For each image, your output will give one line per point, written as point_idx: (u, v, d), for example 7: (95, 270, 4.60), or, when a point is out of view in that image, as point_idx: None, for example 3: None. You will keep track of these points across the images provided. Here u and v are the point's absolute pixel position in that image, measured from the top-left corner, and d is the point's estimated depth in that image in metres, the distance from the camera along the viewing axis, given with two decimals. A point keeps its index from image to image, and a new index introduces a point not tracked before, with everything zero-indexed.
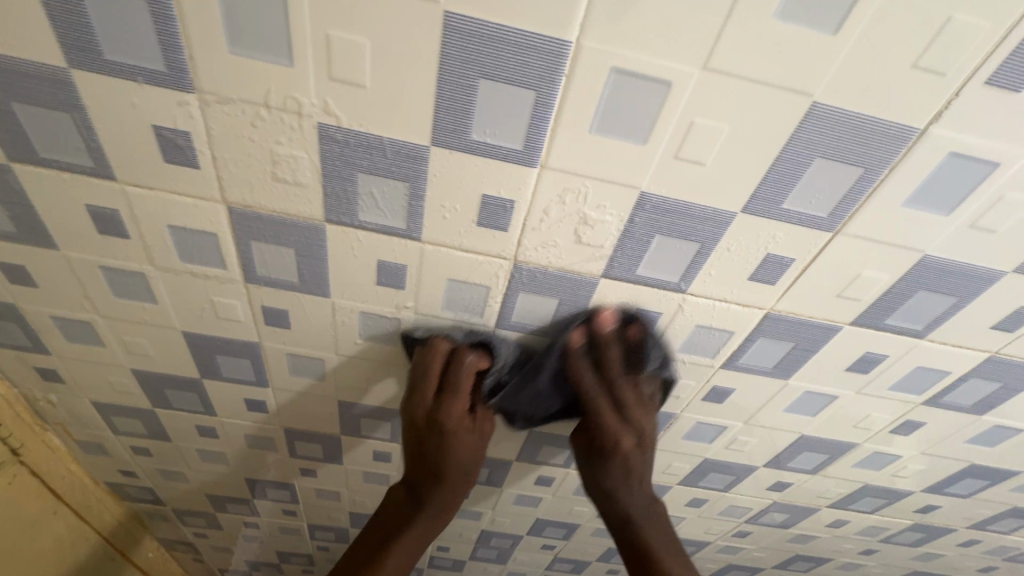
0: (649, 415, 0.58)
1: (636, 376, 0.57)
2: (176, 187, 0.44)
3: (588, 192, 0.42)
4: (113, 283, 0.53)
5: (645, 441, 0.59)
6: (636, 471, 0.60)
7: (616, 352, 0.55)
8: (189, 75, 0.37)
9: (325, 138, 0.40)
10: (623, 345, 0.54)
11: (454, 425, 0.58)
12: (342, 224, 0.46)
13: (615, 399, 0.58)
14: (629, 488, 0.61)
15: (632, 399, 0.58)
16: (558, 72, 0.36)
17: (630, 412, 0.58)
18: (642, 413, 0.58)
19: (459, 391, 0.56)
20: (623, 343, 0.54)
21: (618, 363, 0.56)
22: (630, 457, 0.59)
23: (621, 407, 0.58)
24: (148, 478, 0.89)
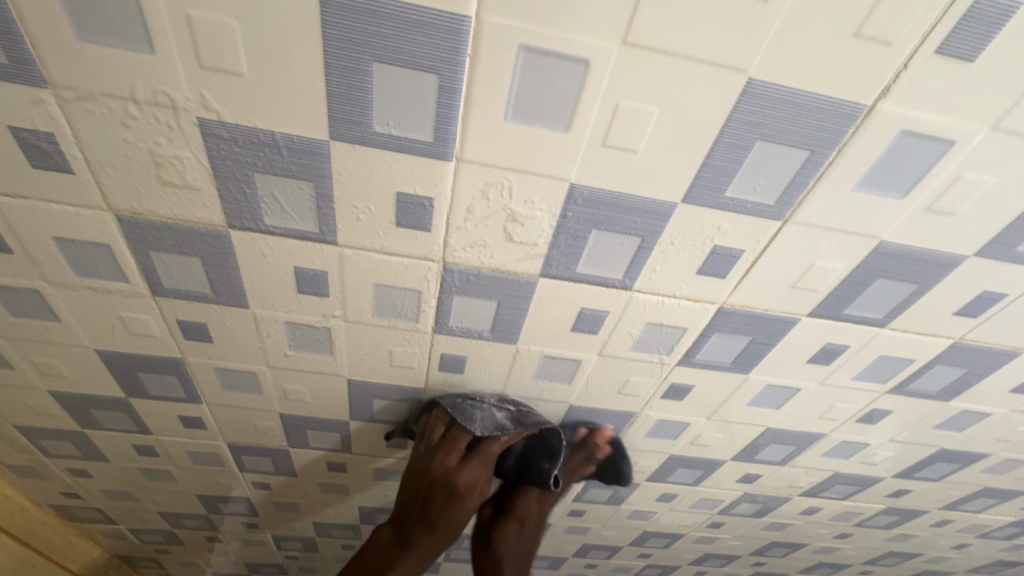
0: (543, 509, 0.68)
1: (574, 474, 0.67)
2: (51, 194, 0.39)
3: (512, 186, 0.38)
4: (6, 302, 0.48)
5: (538, 521, 0.67)
6: (528, 525, 0.66)
7: (580, 455, 0.65)
8: (36, 67, 0.32)
9: (208, 136, 0.35)
10: (591, 459, 0.66)
11: (474, 487, 0.54)
12: (247, 230, 0.42)
13: (542, 493, 0.67)
14: (524, 520, 0.66)
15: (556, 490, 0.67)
16: (460, 52, 0.31)
17: (545, 495, 0.67)
18: (554, 497, 0.68)
19: (487, 456, 0.56)
20: (590, 454, 0.65)
21: (570, 470, 0.66)
22: (523, 525, 0.65)
23: (534, 494, 0.66)
24: (93, 498, 0.84)
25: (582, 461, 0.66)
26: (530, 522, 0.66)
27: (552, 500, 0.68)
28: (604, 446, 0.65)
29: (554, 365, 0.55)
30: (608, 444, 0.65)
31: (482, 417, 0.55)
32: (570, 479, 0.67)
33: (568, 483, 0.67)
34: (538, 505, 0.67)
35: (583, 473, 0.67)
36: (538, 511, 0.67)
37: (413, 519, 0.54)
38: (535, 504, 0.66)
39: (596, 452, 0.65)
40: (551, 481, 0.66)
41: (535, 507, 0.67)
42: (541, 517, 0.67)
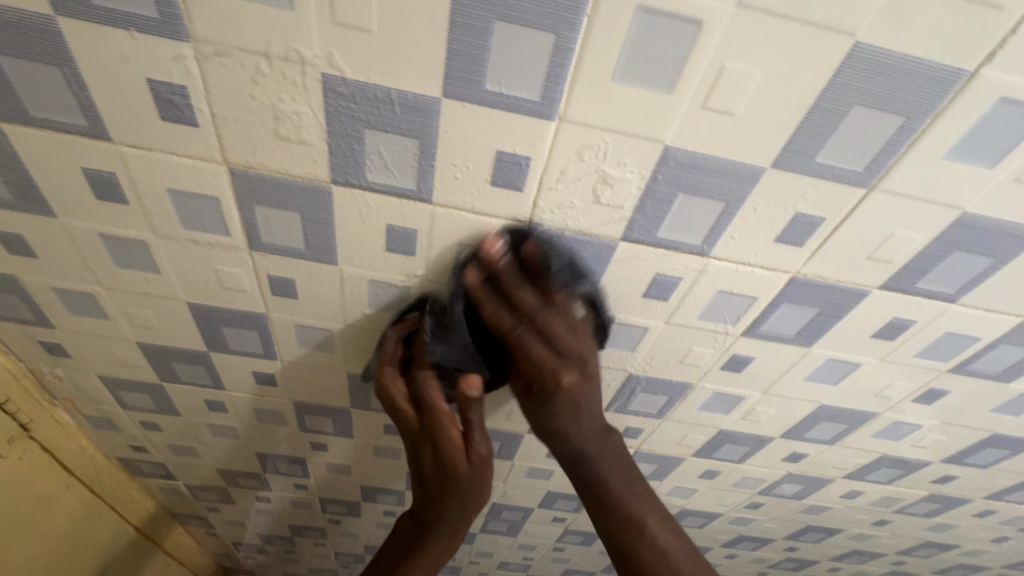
0: (584, 344, 0.53)
1: (556, 303, 0.50)
2: (174, 147, 0.42)
3: (608, 148, 0.40)
4: (115, 253, 0.52)
5: (587, 370, 0.54)
6: (582, 381, 0.54)
7: (527, 294, 0.49)
8: (184, 21, 0.35)
9: (329, 91, 0.38)
10: (537, 281, 0.49)
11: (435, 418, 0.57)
12: (348, 186, 0.44)
13: (539, 326, 0.51)
14: (583, 432, 0.57)
15: (540, 322, 0.51)
16: (579, 12, 0.33)
17: (528, 342, 0.51)
18: (549, 356, 0.52)
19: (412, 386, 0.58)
20: (537, 275, 0.48)
21: (534, 296, 0.50)
22: (561, 405, 0.55)
23: (546, 365, 0.52)
24: (158, 453, 0.89)
25: (540, 287, 0.49)
26: (584, 358, 0.53)
27: (568, 337, 0.52)
28: (504, 261, 0.47)
29: (620, 331, 0.57)
30: (508, 236, 0.47)
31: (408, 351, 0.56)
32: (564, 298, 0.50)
33: (564, 330, 0.51)
34: (571, 384, 0.54)
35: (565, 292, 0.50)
36: (576, 387, 0.54)
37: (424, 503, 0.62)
38: (562, 345, 0.52)
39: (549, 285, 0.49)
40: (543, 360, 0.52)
41: (571, 374, 0.53)
42: (575, 340, 0.52)
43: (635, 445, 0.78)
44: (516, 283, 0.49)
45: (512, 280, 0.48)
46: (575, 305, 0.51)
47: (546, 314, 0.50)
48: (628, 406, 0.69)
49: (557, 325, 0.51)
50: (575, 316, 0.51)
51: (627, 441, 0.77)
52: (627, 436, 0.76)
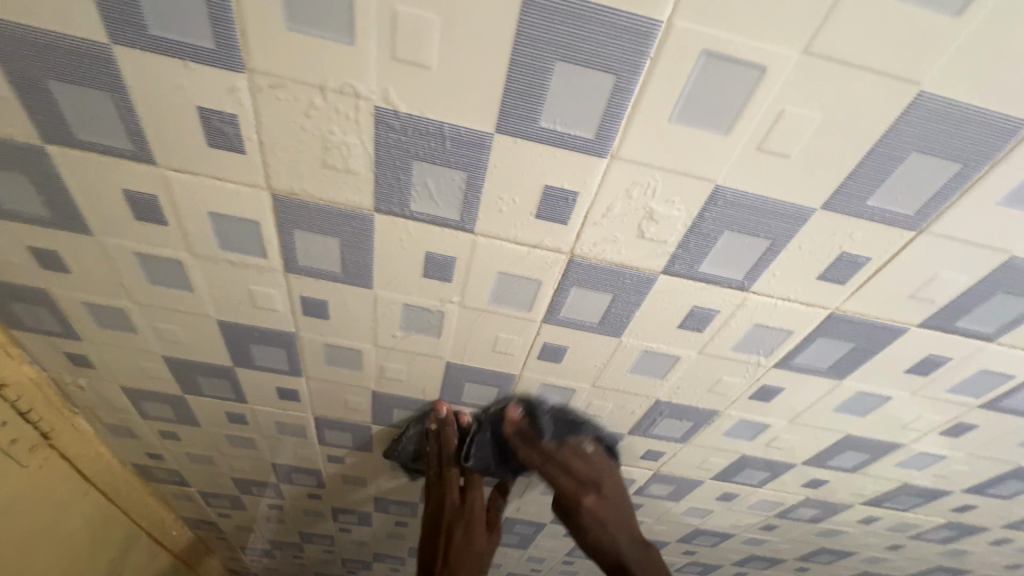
0: (601, 468, 0.67)
1: (575, 441, 0.67)
2: (219, 172, 0.42)
3: (657, 186, 0.40)
4: (149, 271, 0.51)
5: (604, 492, 0.65)
6: (602, 501, 0.64)
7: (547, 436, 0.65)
8: (240, 52, 0.34)
9: (381, 124, 0.37)
10: (555, 443, 0.65)
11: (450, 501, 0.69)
12: (391, 214, 0.44)
13: (563, 472, 0.65)
14: (603, 533, 0.62)
15: (562, 457, 0.65)
16: (643, 55, 0.33)
17: (552, 471, 0.65)
18: (571, 481, 0.65)
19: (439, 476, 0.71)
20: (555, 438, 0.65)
21: (552, 442, 0.65)
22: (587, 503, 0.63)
23: (569, 489, 0.64)
24: (174, 460, 0.89)
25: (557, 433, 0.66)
26: (600, 484, 0.65)
27: (586, 467, 0.66)
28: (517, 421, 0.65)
29: (651, 359, 0.57)
30: (522, 404, 0.65)
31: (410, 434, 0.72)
32: (564, 453, 0.66)
33: (583, 469, 0.66)
34: (590, 509, 0.63)
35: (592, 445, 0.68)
36: (592, 510, 0.63)
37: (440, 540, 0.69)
38: (585, 474, 0.65)
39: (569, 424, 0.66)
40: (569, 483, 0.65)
41: (592, 497, 0.64)
42: (593, 470, 0.66)
43: (654, 467, 0.77)
44: (534, 431, 0.65)
45: (527, 435, 0.65)
46: (583, 445, 0.67)
47: (564, 447, 0.66)
48: (652, 431, 0.69)
49: (574, 459, 0.66)
50: (585, 466, 0.66)
51: (647, 463, 0.76)
52: (648, 458, 0.76)
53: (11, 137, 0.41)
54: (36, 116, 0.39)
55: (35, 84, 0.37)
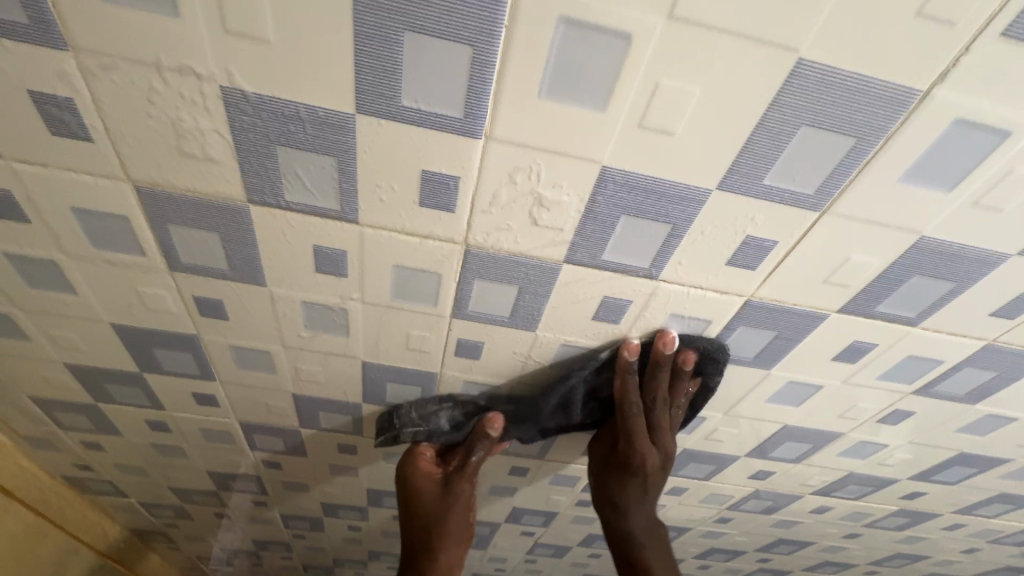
0: (666, 443, 0.60)
1: (675, 398, 0.57)
2: (71, 163, 0.38)
3: (540, 170, 0.37)
4: (25, 273, 0.48)
5: (667, 465, 0.61)
6: (660, 473, 0.62)
7: (640, 419, 0.57)
8: (58, 28, 0.31)
9: (232, 107, 0.34)
10: (665, 393, 0.56)
11: (437, 516, 0.62)
12: (267, 206, 0.41)
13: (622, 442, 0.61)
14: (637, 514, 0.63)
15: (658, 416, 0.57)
16: (496, 24, 0.30)
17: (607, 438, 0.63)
18: (661, 455, 0.60)
19: (422, 482, 0.62)
20: (661, 392, 0.56)
21: (657, 394, 0.56)
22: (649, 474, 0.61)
23: (640, 454, 0.59)
24: (105, 471, 0.85)
25: (675, 388, 0.56)
26: (665, 459, 0.61)
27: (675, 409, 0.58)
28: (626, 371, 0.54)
29: (572, 354, 0.54)
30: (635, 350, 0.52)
31: (440, 423, 0.62)
32: (664, 419, 0.58)
33: (668, 444, 0.60)
34: (666, 451, 0.60)
35: (688, 392, 0.58)
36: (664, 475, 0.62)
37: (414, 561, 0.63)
38: (665, 452, 0.60)
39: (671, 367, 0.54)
40: (658, 455, 0.60)
41: (656, 458, 0.60)
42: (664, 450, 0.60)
43: None
44: (628, 395, 0.55)
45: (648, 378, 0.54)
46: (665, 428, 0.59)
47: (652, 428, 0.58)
48: None
49: (659, 423, 0.58)
50: (664, 446, 0.60)
51: None
52: None
53: None
54: None
55: None
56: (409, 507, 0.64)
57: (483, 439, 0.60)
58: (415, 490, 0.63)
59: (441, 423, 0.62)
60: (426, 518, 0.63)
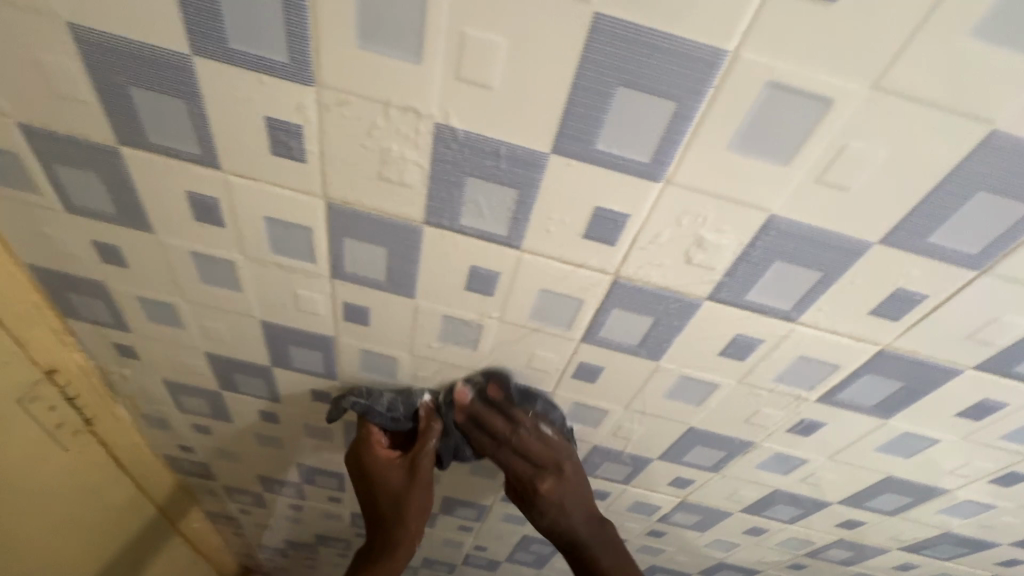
0: (562, 451, 0.63)
1: (516, 421, 0.61)
2: (279, 179, 0.43)
3: (708, 215, 0.40)
4: (202, 270, 0.53)
5: (566, 474, 0.63)
6: (559, 483, 0.63)
7: (487, 436, 0.62)
8: (312, 67, 0.35)
9: (439, 141, 0.38)
10: (503, 415, 0.61)
11: (403, 495, 0.65)
12: (440, 227, 0.44)
13: (517, 454, 0.63)
14: (573, 512, 0.64)
15: (516, 436, 0.62)
16: (706, 83, 0.32)
17: (491, 419, 0.61)
18: (541, 447, 0.62)
19: (378, 468, 0.65)
20: (503, 415, 0.61)
21: (501, 418, 0.61)
22: (555, 489, 0.63)
23: (532, 462, 0.63)
24: (203, 454, 0.91)
25: (508, 416, 0.61)
26: (560, 466, 0.62)
27: (559, 441, 0.63)
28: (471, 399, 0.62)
29: (688, 386, 0.56)
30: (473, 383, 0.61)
31: (381, 402, 0.63)
32: (524, 433, 0.62)
33: (554, 441, 0.62)
34: (561, 476, 0.63)
35: (525, 419, 0.61)
36: (549, 488, 0.63)
37: (375, 541, 0.67)
38: (541, 455, 0.62)
39: (516, 405, 0.60)
40: (538, 453, 0.63)
41: (551, 481, 0.63)
42: (553, 452, 0.63)
43: (681, 494, 0.76)
44: (488, 411, 0.61)
45: (477, 405, 0.61)
46: (541, 425, 0.62)
47: (514, 431, 0.61)
48: (682, 458, 0.68)
49: (498, 425, 0.61)
50: (546, 440, 0.62)
51: (674, 490, 0.75)
52: (675, 485, 0.74)
53: (88, 138, 0.43)
54: (114, 118, 0.41)
55: (117, 89, 0.39)
56: (370, 487, 0.66)
57: (435, 424, 0.63)
58: (376, 473, 0.65)
59: (381, 408, 0.64)
60: (391, 495, 0.65)
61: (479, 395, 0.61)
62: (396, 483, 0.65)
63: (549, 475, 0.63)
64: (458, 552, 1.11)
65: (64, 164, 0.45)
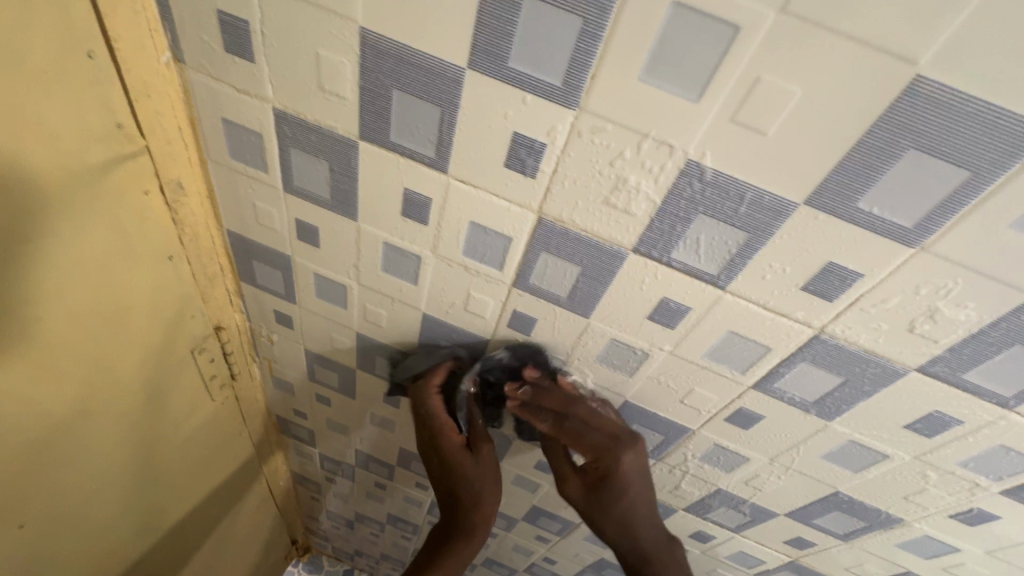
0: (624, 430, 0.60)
1: (575, 402, 0.59)
2: (500, 190, 0.45)
3: (954, 288, 0.38)
4: (387, 260, 0.56)
5: (639, 446, 0.59)
6: (632, 464, 0.59)
7: (546, 416, 0.61)
8: (583, 93, 0.36)
9: (684, 176, 0.38)
10: (556, 412, 0.60)
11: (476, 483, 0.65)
12: (648, 257, 0.44)
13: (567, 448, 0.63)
14: (639, 521, 0.60)
15: (568, 424, 0.60)
16: (1016, 156, 0.31)
17: (541, 412, 0.61)
18: (602, 437, 0.59)
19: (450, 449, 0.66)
20: (551, 411, 0.60)
21: (547, 418, 0.61)
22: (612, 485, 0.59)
23: (590, 455, 0.60)
24: (313, 421, 0.96)
25: (559, 393, 0.59)
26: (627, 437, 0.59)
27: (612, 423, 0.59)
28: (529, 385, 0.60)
29: (852, 451, 0.53)
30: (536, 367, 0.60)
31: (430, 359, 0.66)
32: (573, 427, 0.60)
33: (611, 428, 0.59)
34: (619, 467, 0.59)
35: (578, 397, 0.59)
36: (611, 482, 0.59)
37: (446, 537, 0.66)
38: (606, 437, 0.59)
39: (557, 389, 0.59)
40: (595, 442, 0.60)
41: (626, 458, 0.58)
42: (616, 428, 0.60)
43: (793, 554, 0.73)
44: (542, 392, 0.60)
45: (532, 410, 0.62)
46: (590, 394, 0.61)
47: (575, 407, 0.59)
48: (813, 520, 0.64)
49: (547, 408, 0.60)
50: (601, 432, 0.59)
51: (787, 548, 0.72)
52: (790, 545, 0.71)
53: (333, 129, 0.46)
54: (364, 115, 0.44)
55: (380, 90, 0.41)
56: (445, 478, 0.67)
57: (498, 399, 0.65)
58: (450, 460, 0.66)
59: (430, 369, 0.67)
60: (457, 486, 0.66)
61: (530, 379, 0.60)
62: (470, 474, 0.65)
63: (610, 467, 0.59)
64: (524, 560, 1.12)
65: (301, 149, 0.49)
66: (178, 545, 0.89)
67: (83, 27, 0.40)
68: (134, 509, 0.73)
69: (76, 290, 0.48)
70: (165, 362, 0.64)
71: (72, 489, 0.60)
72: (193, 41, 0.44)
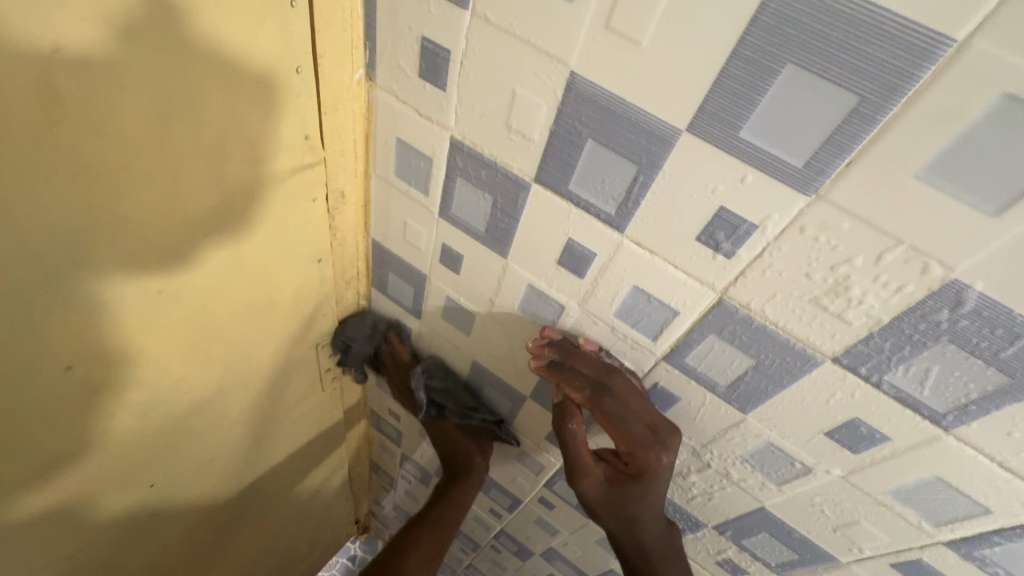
0: (646, 415, 0.50)
1: (609, 377, 0.50)
2: (682, 263, 0.39)
3: None
4: (528, 301, 0.53)
5: (659, 438, 0.50)
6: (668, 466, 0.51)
7: (580, 390, 0.52)
8: (828, 181, 0.30)
9: (941, 298, 0.31)
10: (591, 383, 0.51)
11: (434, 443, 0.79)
12: (850, 372, 0.37)
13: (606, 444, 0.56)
14: (648, 520, 0.56)
15: (603, 404, 0.51)
16: None
17: (575, 384, 0.52)
18: (641, 430, 0.50)
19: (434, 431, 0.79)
20: (587, 383, 0.52)
21: (582, 390, 0.52)
22: (646, 489, 0.53)
23: (623, 446, 0.52)
24: (403, 424, 0.96)
25: (592, 365, 0.51)
26: (654, 429, 0.50)
27: (651, 412, 0.50)
28: (567, 354, 0.52)
29: None
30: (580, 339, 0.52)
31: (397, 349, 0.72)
32: (613, 409, 0.51)
33: (651, 417, 0.50)
34: (656, 466, 0.51)
35: (584, 359, 0.51)
36: (642, 481, 0.52)
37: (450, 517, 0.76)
38: (636, 427, 0.50)
39: (590, 360, 0.51)
40: (632, 433, 0.51)
41: (666, 459, 0.50)
42: (647, 416, 0.50)
43: None
44: (583, 363, 0.51)
45: (564, 376, 0.52)
46: (614, 369, 0.51)
47: (603, 384, 0.50)
48: None
49: (583, 386, 0.52)
50: (639, 419, 0.50)
51: None
52: None
53: (508, 167, 0.43)
54: (548, 159, 0.40)
55: (574, 137, 0.38)
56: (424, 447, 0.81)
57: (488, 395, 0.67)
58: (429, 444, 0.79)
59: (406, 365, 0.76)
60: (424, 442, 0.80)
61: (563, 344, 0.52)
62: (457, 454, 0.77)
63: (645, 463, 0.51)
64: None
65: (467, 180, 0.47)
66: (263, 518, 0.93)
67: (298, 42, 0.40)
68: (240, 481, 0.77)
69: (239, 285, 0.51)
70: (292, 354, 0.66)
71: (197, 456, 0.64)
72: (388, 65, 0.43)
